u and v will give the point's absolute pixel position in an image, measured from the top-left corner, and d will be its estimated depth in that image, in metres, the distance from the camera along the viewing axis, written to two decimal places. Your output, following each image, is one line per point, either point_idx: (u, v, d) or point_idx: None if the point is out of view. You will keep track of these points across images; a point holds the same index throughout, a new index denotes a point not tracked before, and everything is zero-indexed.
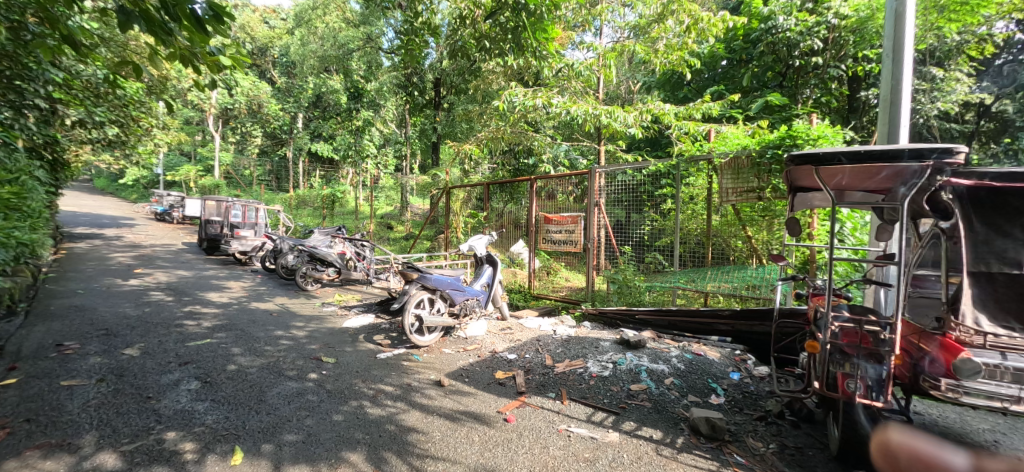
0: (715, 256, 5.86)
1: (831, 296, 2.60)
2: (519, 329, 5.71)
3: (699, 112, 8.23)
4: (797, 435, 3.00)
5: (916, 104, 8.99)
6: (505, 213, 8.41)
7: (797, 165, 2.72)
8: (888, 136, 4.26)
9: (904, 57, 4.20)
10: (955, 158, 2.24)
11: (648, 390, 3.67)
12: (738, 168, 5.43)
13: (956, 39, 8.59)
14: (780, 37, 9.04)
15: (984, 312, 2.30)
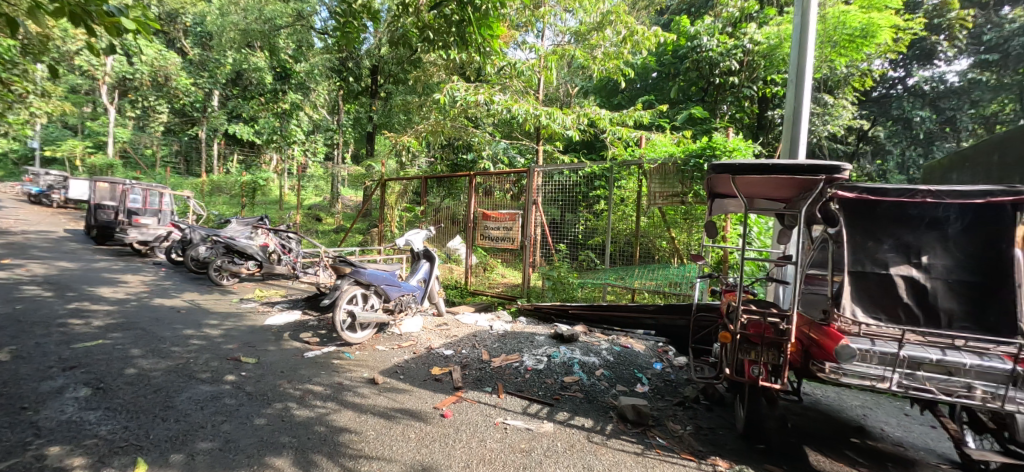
0: (641, 255, 6.25)
1: (741, 292, 2.90)
2: (456, 325, 5.73)
3: (631, 120, 8.71)
4: (711, 417, 3.33)
5: (812, 124, 10.21)
6: (442, 209, 8.33)
7: (716, 174, 2.97)
8: (790, 152, 4.81)
9: (805, 84, 4.75)
10: (840, 177, 2.60)
11: (580, 380, 3.87)
12: (665, 173, 5.93)
13: (846, 71, 9.84)
14: (704, 56, 9.93)
15: (857, 305, 2.73)
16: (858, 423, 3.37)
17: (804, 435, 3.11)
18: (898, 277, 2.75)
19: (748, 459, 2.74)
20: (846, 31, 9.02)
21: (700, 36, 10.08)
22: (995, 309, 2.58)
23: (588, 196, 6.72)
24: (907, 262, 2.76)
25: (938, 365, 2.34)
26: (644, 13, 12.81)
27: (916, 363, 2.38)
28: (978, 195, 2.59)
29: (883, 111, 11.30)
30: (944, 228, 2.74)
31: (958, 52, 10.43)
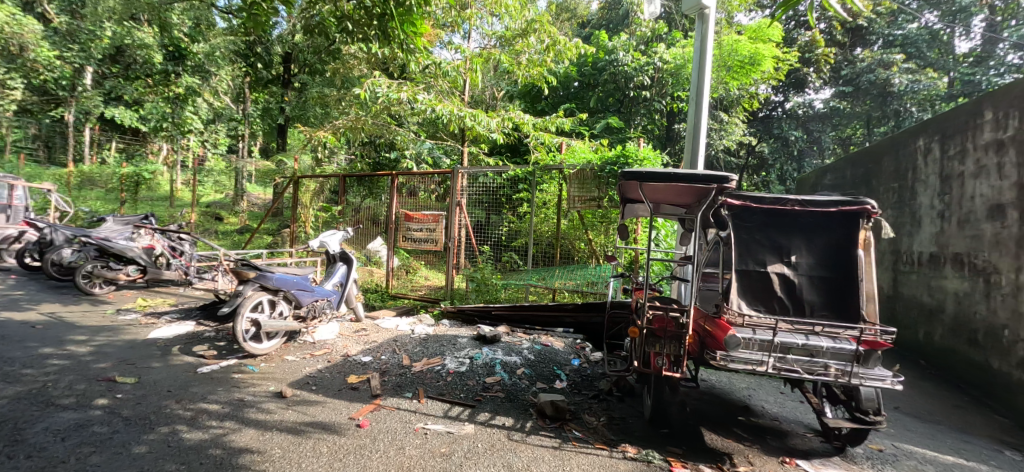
0: (562, 256, 6.57)
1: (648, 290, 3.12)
2: (375, 330, 5.52)
3: (553, 125, 9.02)
4: (622, 407, 3.57)
5: (711, 138, 11.34)
6: (362, 209, 7.95)
7: (624, 181, 3.20)
8: (691, 163, 5.32)
9: (703, 103, 5.30)
10: (729, 186, 2.93)
11: (501, 380, 3.94)
12: (583, 179, 6.20)
13: (739, 92, 11.05)
14: (619, 69, 10.63)
15: (741, 299, 3.10)
16: (744, 403, 3.81)
17: (700, 417, 3.44)
18: (773, 274, 3.16)
19: (654, 443, 2.98)
20: (738, 57, 10.18)
21: (617, 51, 10.81)
22: (844, 301, 3.08)
23: (512, 198, 6.89)
24: (780, 262, 3.18)
25: (803, 348, 2.73)
26: (566, 24, 13.36)
27: (786, 347, 2.75)
28: (834, 205, 3.05)
29: (767, 130, 12.89)
30: (807, 232, 3.22)
31: (823, 83, 12.20)
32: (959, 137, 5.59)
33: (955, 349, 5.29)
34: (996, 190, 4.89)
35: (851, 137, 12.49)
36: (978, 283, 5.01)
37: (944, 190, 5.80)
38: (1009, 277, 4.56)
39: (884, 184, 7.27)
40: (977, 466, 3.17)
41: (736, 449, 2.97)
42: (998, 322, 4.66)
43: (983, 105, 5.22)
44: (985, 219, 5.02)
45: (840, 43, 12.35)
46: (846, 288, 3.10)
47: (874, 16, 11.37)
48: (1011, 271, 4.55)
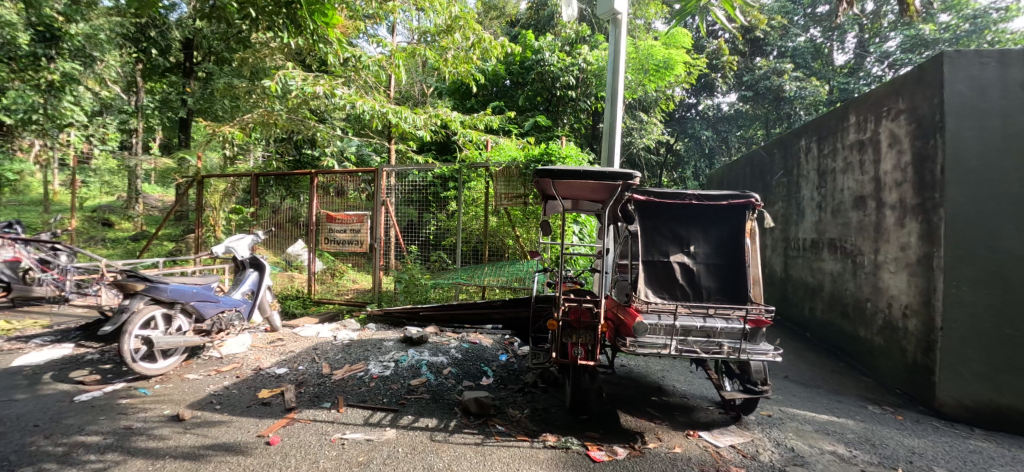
0: (491, 253, 6.62)
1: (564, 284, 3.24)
2: (292, 340, 5.19)
3: (482, 123, 8.98)
4: (545, 398, 3.67)
5: (633, 136, 11.98)
6: (280, 209, 7.36)
7: (539, 179, 3.29)
8: (608, 160, 5.59)
9: (618, 103, 5.59)
10: (632, 183, 3.14)
11: (427, 381, 3.89)
12: (509, 176, 6.27)
13: (657, 94, 11.73)
14: (546, 69, 10.81)
15: (647, 289, 3.33)
16: (658, 383, 4.09)
17: (618, 401, 3.64)
18: (676, 264, 3.43)
19: (573, 429, 3.11)
20: (653, 61, 10.69)
21: (542, 51, 10.95)
22: (736, 286, 3.39)
23: (440, 196, 6.80)
24: (681, 252, 3.46)
25: (701, 330, 2.99)
26: (494, 23, 13.39)
27: (687, 330, 3.01)
28: (723, 198, 3.44)
29: (682, 129, 13.85)
30: (704, 224, 3.54)
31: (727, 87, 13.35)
32: (830, 139, 6.42)
33: (831, 322, 6.08)
34: (860, 183, 5.66)
35: (752, 137, 13.79)
36: (847, 264, 5.78)
37: (821, 183, 6.61)
38: (870, 257, 5.30)
39: (776, 179, 8.15)
40: (845, 421, 3.67)
41: (648, 428, 3.19)
42: (863, 296, 5.41)
43: (849, 110, 6.01)
44: (852, 209, 5.79)
45: (741, 52, 13.57)
46: (737, 275, 3.42)
47: (769, 28, 12.61)
48: (871, 252, 5.30)
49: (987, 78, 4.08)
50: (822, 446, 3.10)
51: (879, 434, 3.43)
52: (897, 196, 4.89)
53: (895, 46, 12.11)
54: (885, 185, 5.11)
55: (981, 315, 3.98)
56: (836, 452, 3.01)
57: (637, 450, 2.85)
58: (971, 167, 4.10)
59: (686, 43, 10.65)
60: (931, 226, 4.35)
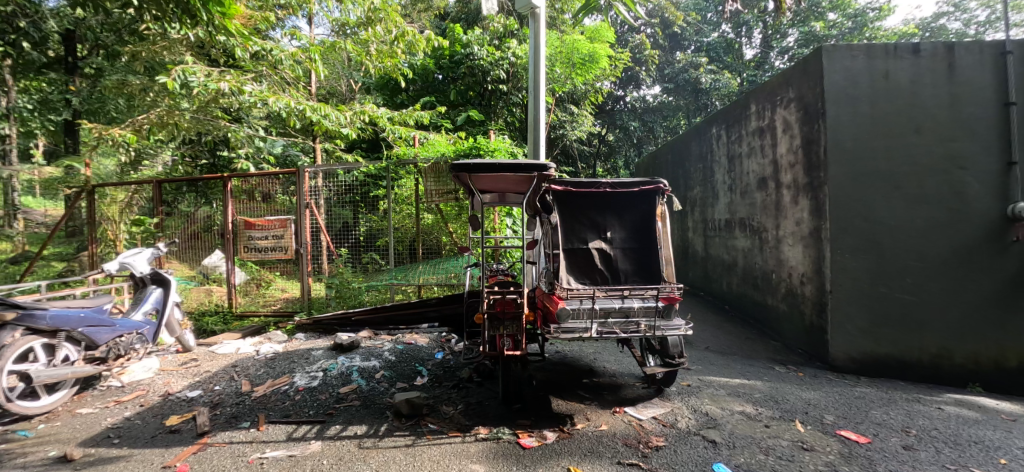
0: (426, 251, 6.51)
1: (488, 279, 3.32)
2: (208, 359, 4.78)
3: (412, 119, 8.60)
4: (480, 392, 3.72)
5: (564, 129, 11.36)
6: (194, 218, 6.71)
7: (456, 174, 3.30)
8: (535, 153, 5.68)
9: (540, 96, 5.67)
10: (546, 174, 3.22)
11: (358, 387, 3.79)
12: (438, 173, 6.20)
13: (586, 88, 11.14)
14: (476, 64, 9.97)
15: (567, 276, 3.56)
16: (590, 366, 4.25)
17: (550, 387, 3.75)
18: (594, 249, 3.67)
19: (506, 419, 3.17)
20: (578, 55, 9.92)
21: (471, 45, 10.11)
22: (649, 266, 3.66)
23: (370, 196, 6.56)
24: (599, 238, 3.69)
25: (619, 311, 3.18)
26: (422, 16, 12.97)
27: (606, 312, 3.18)
28: (636, 185, 3.59)
29: (613, 121, 14.03)
30: (619, 211, 3.77)
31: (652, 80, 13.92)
32: (736, 126, 6.96)
33: (745, 294, 6.64)
34: (762, 166, 6.18)
35: (676, 126, 14.49)
36: (754, 240, 6.34)
37: (730, 167, 7.16)
38: (773, 233, 5.83)
39: (693, 165, 8.72)
40: (754, 382, 4.04)
41: (578, 409, 3.32)
42: (768, 269, 5.95)
43: (750, 99, 6.52)
44: (756, 189, 6.32)
45: (662, 46, 14.12)
46: (649, 256, 3.69)
47: (685, 23, 13.29)
48: (773, 228, 5.82)
49: (855, 69, 4.60)
50: (734, 408, 3.39)
51: (782, 391, 3.81)
52: (792, 176, 5.38)
53: (793, 42, 13.30)
54: (782, 167, 5.63)
55: (861, 277, 4.54)
56: (744, 412, 3.31)
57: (566, 432, 2.97)
58: (847, 147, 4.59)
59: (609, 38, 10.21)
60: (817, 202, 4.86)
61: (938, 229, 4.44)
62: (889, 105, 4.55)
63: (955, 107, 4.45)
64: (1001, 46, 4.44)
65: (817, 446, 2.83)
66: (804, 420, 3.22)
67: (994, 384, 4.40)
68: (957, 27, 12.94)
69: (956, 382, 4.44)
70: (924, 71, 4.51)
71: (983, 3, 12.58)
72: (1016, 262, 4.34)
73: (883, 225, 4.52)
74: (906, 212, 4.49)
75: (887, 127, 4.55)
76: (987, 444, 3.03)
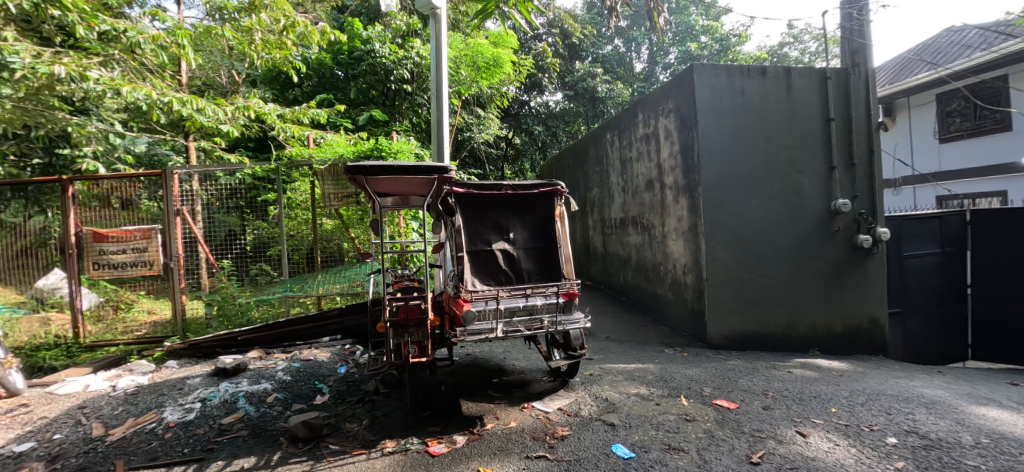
0: (325, 259, 6.11)
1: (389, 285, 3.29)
2: (44, 402, 3.96)
3: (307, 117, 7.61)
4: (387, 404, 3.62)
5: (471, 131, 10.97)
6: (23, 230, 5.49)
7: (352, 177, 3.17)
8: (438, 154, 5.60)
9: (443, 98, 5.62)
10: (448, 175, 3.25)
11: (247, 414, 3.47)
12: (337, 174, 5.77)
13: (491, 91, 10.89)
14: (377, 62, 8.70)
15: (472, 277, 3.57)
16: (499, 365, 4.32)
17: (459, 390, 3.76)
18: (498, 251, 3.74)
19: (414, 429, 3.12)
20: (482, 59, 9.39)
21: (372, 42, 8.89)
22: (551, 265, 3.84)
23: (258, 200, 5.98)
24: (502, 239, 3.78)
25: (523, 309, 3.34)
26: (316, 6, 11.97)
27: (511, 311, 3.33)
28: (535, 187, 3.78)
29: (519, 125, 14.28)
30: (520, 213, 3.89)
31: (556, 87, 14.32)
32: (626, 132, 7.51)
33: (638, 285, 7.24)
34: (648, 169, 6.77)
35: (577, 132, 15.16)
36: (644, 236, 6.93)
37: (623, 170, 7.73)
38: (659, 229, 6.42)
39: (591, 168, 9.28)
40: (647, 365, 4.42)
41: (487, 410, 3.37)
42: (656, 262, 6.54)
43: (635, 109, 7.10)
44: (645, 191, 6.89)
45: (562, 55, 14.32)
46: (551, 256, 3.86)
47: (583, 35, 13.97)
48: (659, 225, 6.41)
49: (719, 85, 5.24)
50: (629, 391, 3.68)
51: (670, 371, 4.21)
52: (672, 179, 5.96)
53: (674, 59, 14.86)
54: (663, 170, 6.22)
55: (729, 265, 5.20)
56: (639, 394, 3.61)
57: (476, 434, 3.00)
58: (714, 153, 5.23)
59: (513, 44, 9.70)
60: (692, 202, 5.45)
61: (784, 222, 5.27)
62: (745, 118, 5.27)
63: (792, 120, 5.32)
64: (823, 71, 5.38)
65: (697, 417, 3.19)
66: (688, 395, 3.61)
67: (828, 348, 5.33)
68: (796, 55, 15.42)
69: (801, 349, 5.30)
70: (769, 90, 5.30)
71: (815, 36, 15.11)
72: (837, 248, 5.32)
73: (744, 220, 5.23)
74: (760, 209, 5.25)
75: (745, 136, 5.27)
76: (823, 397, 3.67)
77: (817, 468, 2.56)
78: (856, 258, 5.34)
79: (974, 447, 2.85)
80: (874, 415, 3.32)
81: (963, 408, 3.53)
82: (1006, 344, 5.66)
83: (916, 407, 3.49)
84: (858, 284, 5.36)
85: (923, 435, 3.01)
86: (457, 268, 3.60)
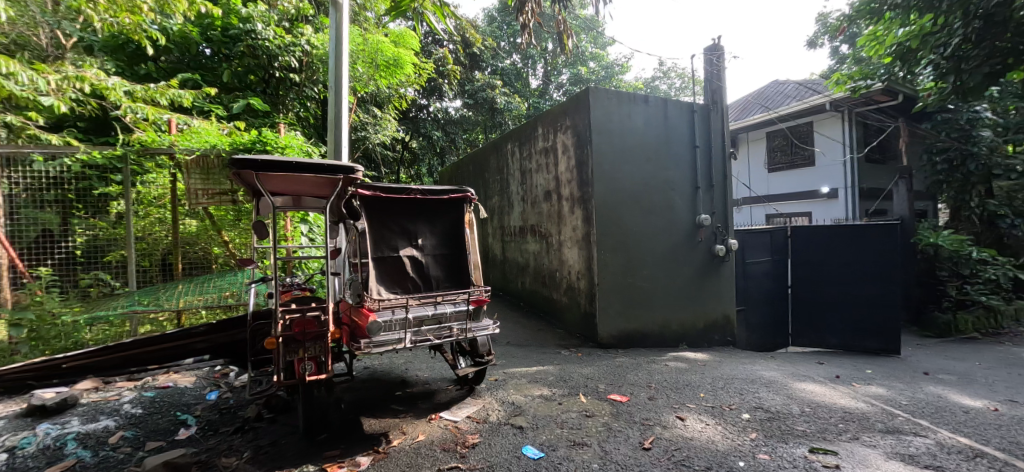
0: (187, 266, 5.27)
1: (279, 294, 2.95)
2: None
3: (165, 98, 6.39)
4: (273, 431, 3.24)
5: (367, 131, 10.38)
6: None
7: (238, 171, 2.80)
8: (336, 153, 5.24)
9: (344, 95, 5.28)
10: (355, 176, 3.06)
11: (82, 461, 2.81)
12: (207, 168, 5.01)
13: (389, 91, 10.42)
14: (259, 44, 7.62)
15: (377, 286, 3.40)
16: (402, 377, 4.16)
17: (359, 407, 3.52)
18: (405, 257, 3.63)
19: (309, 455, 2.84)
20: (382, 57, 8.91)
21: (252, 21, 7.65)
22: (459, 272, 3.83)
23: (94, 194, 4.93)
24: (409, 245, 3.67)
25: (432, 317, 3.28)
26: None
27: (420, 320, 3.24)
28: (445, 193, 3.77)
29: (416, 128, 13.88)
30: (429, 218, 3.82)
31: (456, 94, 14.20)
32: (526, 144, 7.80)
33: (534, 291, 7.56)
34: (546, 180, 7.13)
35: (474, 140, 15.26)
36: (542, 244, 7.26)
37: (523, 181, 8.00)
38: (556, 237, 6.78)
39: (491, 177, 9.47)
40: (547, 367, 4.64)
41: (392, 425, 3.21)
42: (552, 268, 6.91)
43: (535, 123, 7.43)
44: (543, 201, 7.23)
45: (462, 64, 14.32)
46: (458, 262, 3.86)
47: (485, 46, 14.09)
48: (556, 234, 6.77)
49: (610, 109, 5.79)
50: (533, 393, 3.83)
51: (568, 371, 4.47)
52: (568, 190, 6.37)
53: (566, 80, 15.99)
54: (561, 182, 6.60)
55: (616, 271, 5.73)
56: (543, 395, 3.77)
57: (381, 452, 2.84)
58: (605, 169, 5.74)
59: (415, 46, 9.45)
60: (586, 213, 5.88)
61: (661, 233, 5.98)
62: (632, 139, 5.89)
63: (668, 144, 6.09)
64: (691, 105, 6.27)
65: (596, 412, 3.44)
66: (586, 392, 3.87)
67: (693, 342, 6.17)
68: (665, 88, 17.64)
69: (673, 344, 6.05)
70: (650, 116, 6.00)
71: (680, 74, 17.46)
72: (700, 255, 6.19)
73: (629, 231, 5.82)
74: (642, 220, 5.90)
75: (630, 156, 5.88)
76: (692, 385, 4.24)
77: (695, 447, 2.95)
78: (714, 264, 6.28)
79: (802, 415, 3.55)
80: (731, 396, 3.94)
81: (791, 385, 4.37)
82: (814, 333, 7.12)
83: (759, 387, 4.23)
84: (716, 287, 6.30)
85: (766, 409, 3.66)
86: (361, 276, 3.41)
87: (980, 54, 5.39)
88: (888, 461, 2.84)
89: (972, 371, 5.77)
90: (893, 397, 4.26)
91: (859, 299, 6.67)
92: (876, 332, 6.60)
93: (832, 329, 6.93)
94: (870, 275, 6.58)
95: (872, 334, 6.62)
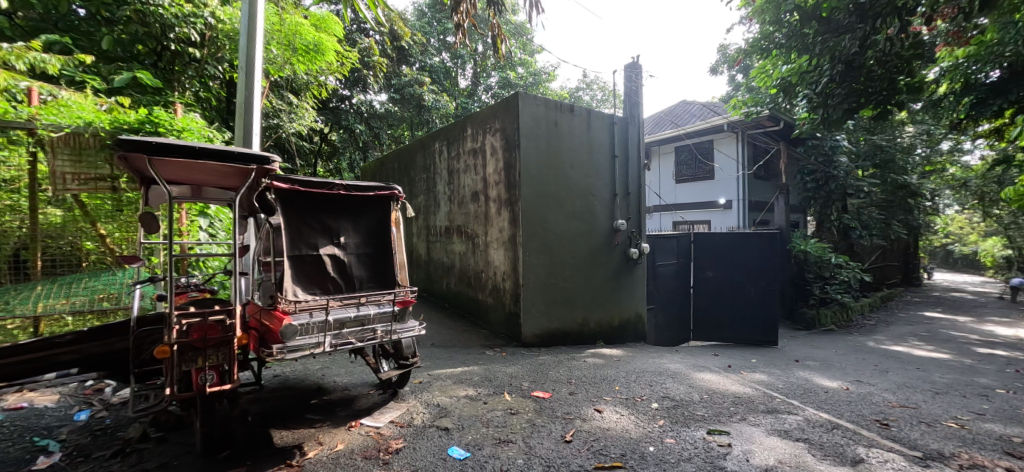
0: (48, 264, 4.45)
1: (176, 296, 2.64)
2: None
3: (23, 61, 5.33)
4: (163, 451, 2.88)
5: (280, 119, 9.58)
6: None
7: (123, 154, 2.46)
8: (244, 140, 4.78)
9: (256, 78, 4.85)
10: (271, 167, 2.83)
11: None
12: (79, 148, 4.33)
13: (307, 78, 9.73)
14: (150, 10, 6.61)
15: (294, 287, 3.18)
16: (318, 384, 3.92)
17: (269, 418, 3.26)
18: (326, 256, 3.43)
19: None
20: (301, 41, 8.30)
21: None
22: (384, 272, 3.70)
23: None
24: (331, 243, 3.48)
25: (355, 320, 3.14)
26: None
27: (340, 323, 3.08)
28: (371, 189, 3.62)
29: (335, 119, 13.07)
30: (353, 216, 3.65)
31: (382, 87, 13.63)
32: (454, 143, 7.73)
33: (459, 291, 7.52)
34: (474, 181, 7.13)
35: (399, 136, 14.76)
36: (468, 244, 7.25)
37: (450, 180, 7.92)
38: (482, 238, 6.81)
39: (417, 176, 9.26)
40: (472, 368, 4.65)
41: (307, 436, 3.02)
42: (478, 269, 6.93)
43: (464, 123, 7.40)
44: (470, 201, 7.23)
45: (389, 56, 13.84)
46: (384, 263, 3.72)
47: (414, 41, 13.74)
48: (483, 234, 6.81)
49: (538, 115, 5.97)
50: (459, 393, 3.82)
51: (493, 371, 4.52)
52: (496, 192, 6.44)
53: (495, 82, 16.18)
54: (489, 184, 6.65)
55: (540, 272, 5.92)
56: (468, 395, 3.78)
57: (295, 466, 2.66)
58: (532, 174, 5.90)
59: (339, 32, 8.92)
60: (513, 216, 5.99)
61: (582, 236, 6.28)
62: (557, 145, 6.12)
63: (590, 152, 6.41)
64: (611, 117, 6.66)
65: (520, 409, 3.53)
66: (510, 391, 3.95)
67: (609, 339, 6.55)
68: (587, 99, 18.50)
69: (591, 342, 6.38)
70: (574, 125, 6.27)
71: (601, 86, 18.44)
72: (616, 258, 6.60)
73: (553, 234, 6.04)
74: (565, 224, 6.15)
75: (555, 162, 6.10)
76: (608, 379, 4.51)
77: (612, 436, 3.15)
78: (629, 266, 6.73)
79: (700, 402, 3.95)
80: (642, 388, 4.26)
81: (692, 376, 4.83)
82: (710, 329, 7.92)
83: (666, 378, 4.62)
84: (629, 287, 6.75)
85: (672, 398, 4.02)
86: (275, 275, 3.17)
87: (841, 92, 6.39)
88: (768, 436, 3.27)
89: (831, 357, 6.82)
90: (773, 382, 4.90)
91: (747, 299, 7.54)
92: (759, 327, 7.51)
93: (725, 325, 7.77)
94: (756, 278, 7.43)
95: (756, 329, 7.52)
